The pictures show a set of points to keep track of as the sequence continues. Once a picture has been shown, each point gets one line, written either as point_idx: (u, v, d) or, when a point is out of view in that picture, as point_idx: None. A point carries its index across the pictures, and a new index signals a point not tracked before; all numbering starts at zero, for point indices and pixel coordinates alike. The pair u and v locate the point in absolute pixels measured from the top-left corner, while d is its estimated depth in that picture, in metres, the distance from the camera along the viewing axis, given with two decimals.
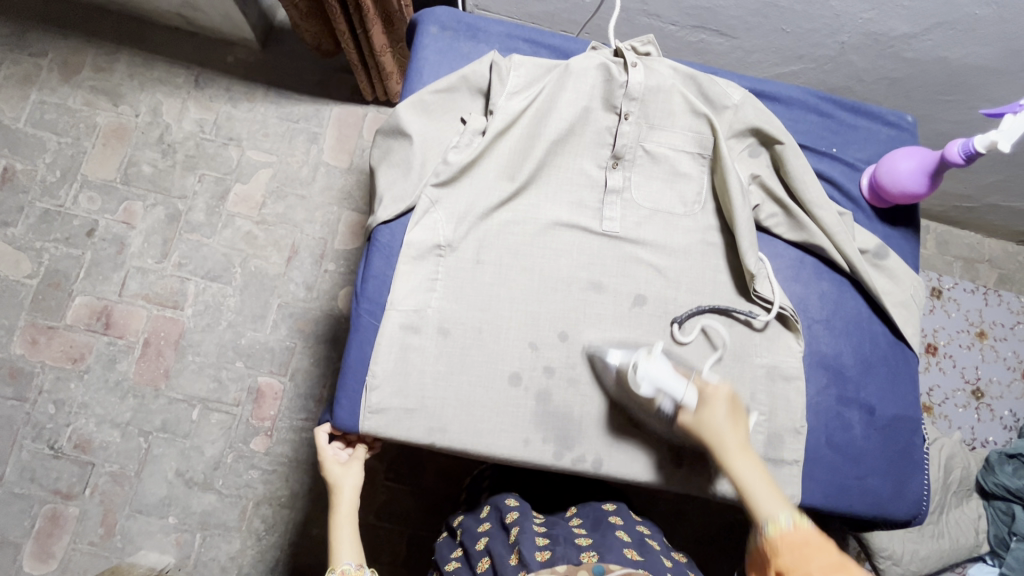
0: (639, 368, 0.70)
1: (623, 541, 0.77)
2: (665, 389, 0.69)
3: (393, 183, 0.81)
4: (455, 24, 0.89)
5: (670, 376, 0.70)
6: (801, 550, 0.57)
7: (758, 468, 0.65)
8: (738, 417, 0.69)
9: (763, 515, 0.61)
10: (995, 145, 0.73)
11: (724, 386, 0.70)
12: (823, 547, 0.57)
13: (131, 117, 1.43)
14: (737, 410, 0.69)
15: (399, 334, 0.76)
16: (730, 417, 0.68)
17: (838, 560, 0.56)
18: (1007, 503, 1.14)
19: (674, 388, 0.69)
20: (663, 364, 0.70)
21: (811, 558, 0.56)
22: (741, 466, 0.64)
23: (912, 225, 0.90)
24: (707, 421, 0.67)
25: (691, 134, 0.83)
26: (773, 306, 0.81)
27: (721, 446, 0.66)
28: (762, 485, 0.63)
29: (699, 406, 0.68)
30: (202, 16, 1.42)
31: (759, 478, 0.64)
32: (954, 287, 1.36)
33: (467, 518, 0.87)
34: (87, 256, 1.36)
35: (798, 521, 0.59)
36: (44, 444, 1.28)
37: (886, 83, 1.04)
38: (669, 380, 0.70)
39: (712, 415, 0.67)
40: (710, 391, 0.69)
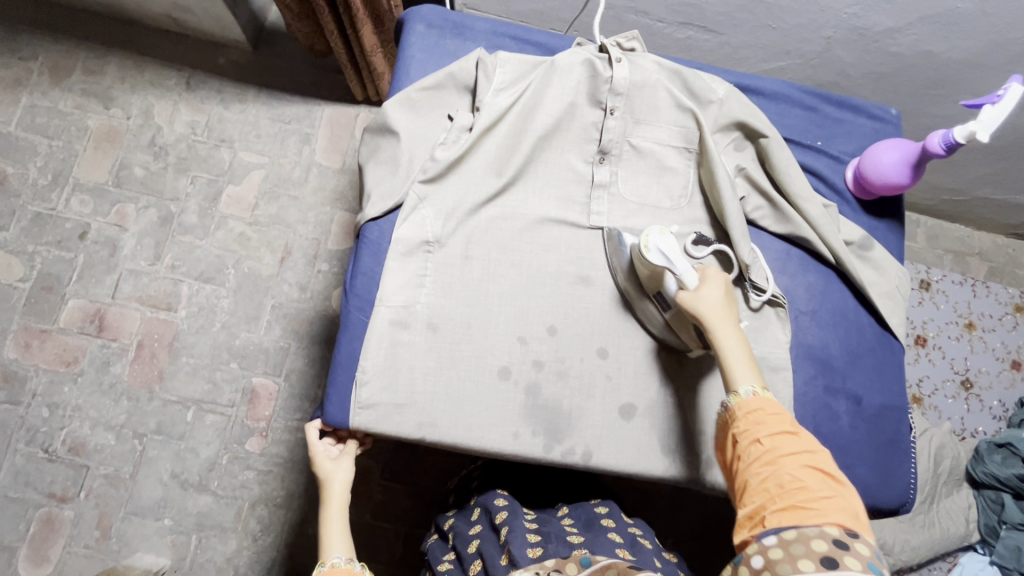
0: (651, 240, 0.70)
1: (614, 541, 0.77)
2: (671, 263, 0.70)
3: (382, 180, 0.81)
4: (442, 22, 0.89)
5: (678, 254, 0.70)
6: (758, 417, 0.61)
7: (742, 344, 0.67)
8: (730, 302, 0.71)
9: (735, 383, 0.65)
10: (975, 135, 0.74)
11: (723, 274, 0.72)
12: (778, 416, 0.61)
13: (122, 120, 1.44)
14: (731, 295, 0.71)
15: (388, 330, 0.76)
16: (724, 298, 0.70)
17: (791, 428, 0.60)
18: (997, 493, 1.15)
19: (680, 265, 0.70)
20: (673, 242, 0.71)
21: (765, 425, 0.60)
22: (727, 339, 0.67)
23: (897, 217, 0.91)
24: (703, 298, 0.69)
25: (676, 128, 0.84)
26: (767, 292, 0.81)
27: (712, 322, 0.68)
28: (741, 358, 0.66)
29: (699, 285, 0.70)
30: (193, 18, 1.42)
31: (740, 353, 0.66)
32: (942, 279, 1.37)
33: (457, 521, 0.86)
34: (80, 260, 1.36)
35: (766, 393, 0.63)
36: (39, 447, 1.28)
37: (872, 77, 1.05)
38: (677, 256, 0.70)
39: (708, 294, 0.69)
40: (710, 274, 0.71)
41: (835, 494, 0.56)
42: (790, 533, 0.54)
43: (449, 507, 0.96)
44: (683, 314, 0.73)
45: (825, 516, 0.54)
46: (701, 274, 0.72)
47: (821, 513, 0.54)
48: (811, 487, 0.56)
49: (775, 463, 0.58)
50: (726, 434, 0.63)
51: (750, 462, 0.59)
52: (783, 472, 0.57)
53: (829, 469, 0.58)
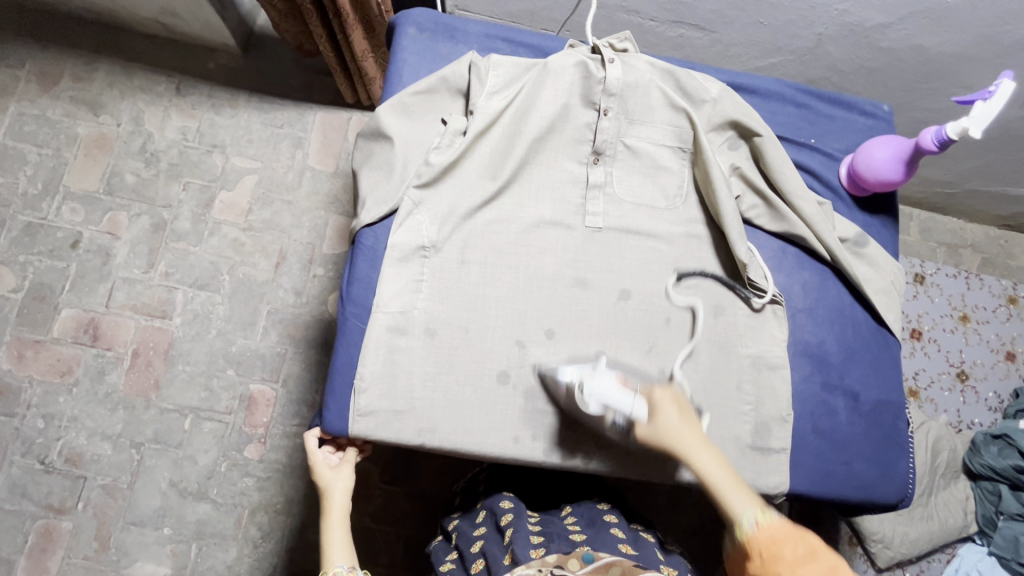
0: (585, 387, 0.69)
1: (618, 537, 0.79)
2: (614, 407, 0.68)
3: (376, 186, 0.81)
4: (434, 26, 0.89)
5: (616, 394, 0.68)
6: (771, 551, 0.59)
7: (718, 460, 0.65)
8: (689, 415, 0.69)
9: (735, 513, 0.62)
10: (966, 131, 0.74)
11: (669, 389, 0.70)
12: (790, 540, 0.58)
13: (112, 127, 1.42)
14: (685, 409, 0.69)
15: (386, 336, 0.76)
16: (682, 419, 0.67)
17: (809, 549, 0.58)
18: (993, 484, 1.16)
19: (622, 405, 0.68)
20: (608, 381, 0.69)
21: (781, 555, 0.58)
22: (704, 466, 0.64)
23: (891, 212, 0.92)
24: (663, 429, 0.66)
25: (671, 128, 0.83)
26: (767, 292, 0.82)
27: (681, 452, 0.65)
28: (727, 480, 0.64)
29: (652, 416, 0.67)
30: (181, 23, 1.41)
31: (723, 473, 0.64)
32: (936, 272, 1.38)
33: (462, 522, 0.87)
34: (72, 269, 1.35)
35: (768, 513, 0.61)
36: (34, 459, 1.27)
37: (863, 72, 1.05)
38: (616, 396, 0.68)
39: (666, 423, 0.67)
40: (658, 398, 0.68)
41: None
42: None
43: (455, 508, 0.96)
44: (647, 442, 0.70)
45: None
46: (648, 400, 0.69)
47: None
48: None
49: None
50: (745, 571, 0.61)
51: None
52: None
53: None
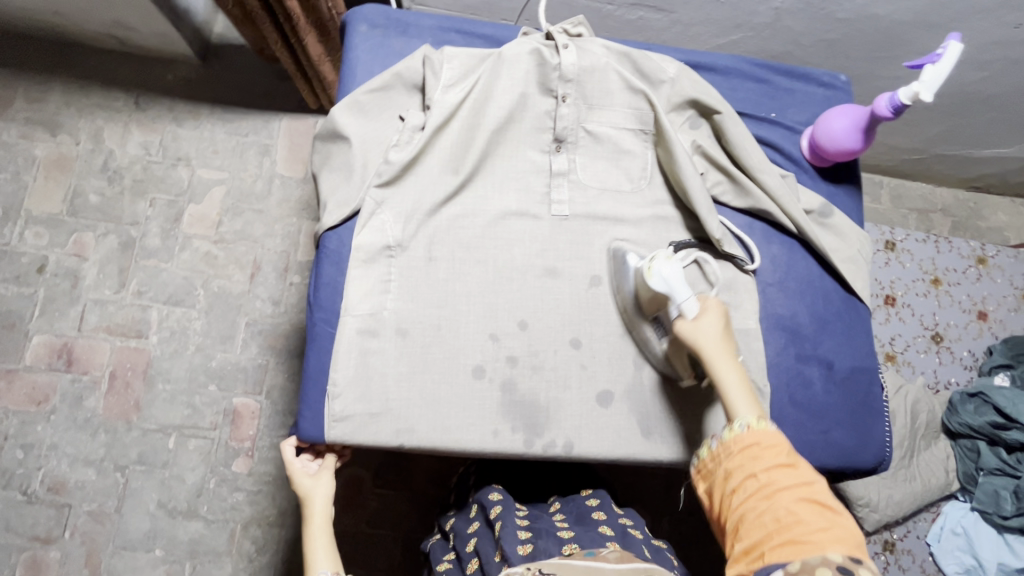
0: (654, 266, 0.71)
1: (605, 535, 0.77)
2: (672, 291, 0.70)
3: (337, 187, 0.80)
4: (385, 22, 0.87)
5: (679, 281, 0.70)
6: (752, 452, 0.61)
7: (740, 376, 0.67)
8: (729, 332, 0.71)
9: (732, 414, 0.65)
10: (918, 96, 0.75)
11: (722, 304, 0.72)
12: (772, 448, 0.61)
13: (72, 146, 1.39)
14: (731, 326, 0.71)
15: (357, 339, 0.75)
16: (723, 329, 0.70)
17: (788, 459, 0.60)
18: (972, 441, 1.19)
19: (681, 292, 0.70)
20: (677, 271, 0.71)
21: (760, 459, 0.60)
22: (723, 372, 0.67)
23: (854, 181, 0.92)
24: (703, 327, 0.69)
25: (631, 111, 0.83)
26: (755, 262, 0.84)
27: (710, 351, 0.68)
28: (739, 389, 0.66)
29: (698, 315, 0.70)
30: (135, 35, 1.37)
31: (737, 383, 0.66)
32: (906, 238, 1.36)
33: (457, 520, 0.87)
34: (40, 294, 1.32)
35: (765, 425, 0.63)
36: (16, 490, 1.25)
37: (823, 44, 1.06)
38: (677, 285, 0.70)
39: (707, 325, 0.69)
40: (711, 304, 0.70)
41: (834, 523, 0.56)
42: (793, 568, 0.53)
43: (450, 505, 0.97)
44: (682, 343, 0.73)
45: (824, 548, 0.54)
46: (701, 302, 0.71)
47: (820, 546, 0.54)
48: (809, 521, 0.56)
49: (771, 497, 0.58)
50: (718, 469, 0.63)
51: (746, 498, 0.59)
52: (779, 506, 0.57)
53: (828, 499, 0.58)
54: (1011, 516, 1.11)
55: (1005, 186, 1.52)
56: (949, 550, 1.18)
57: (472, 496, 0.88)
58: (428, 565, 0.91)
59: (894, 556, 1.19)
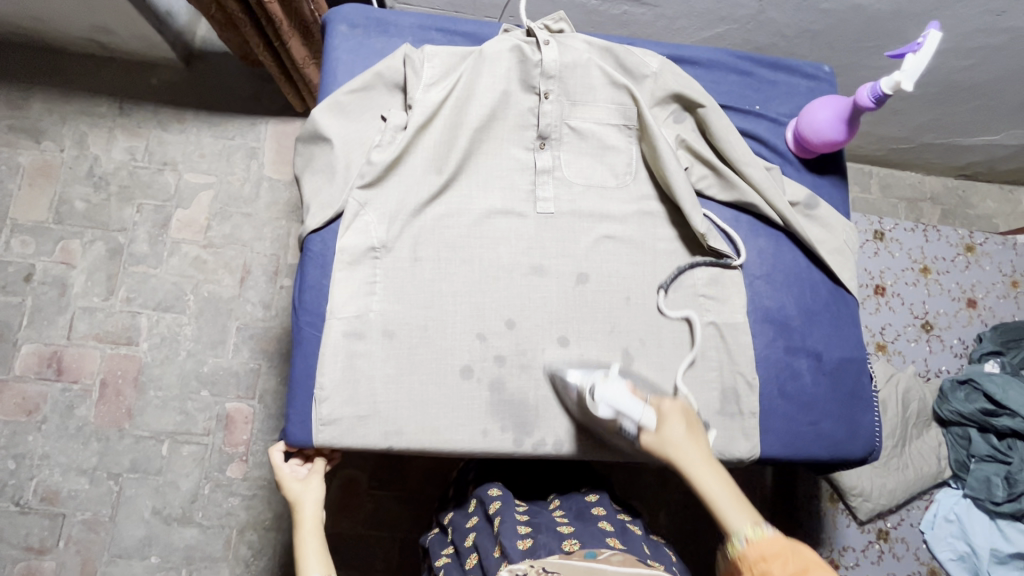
0: (595, 391, 0.69)
1: (605, 530, 0.76)
2: (623, 411, 0.68)
3: (320, 190, 0.79)
4: (365, 21, 0.86)
5: (626, 399, 0.68)
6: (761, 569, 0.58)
7: (721, 479, 0.66)
8: (695, 429, 0.69)
9: (730, 529, 0.62)
10: (899, 85, 0.75)
11: (677, 400, 0.71)
12: (779, 558, 0.57)
13: (56, 153, 1.37)
14: (694, 423, 0.70)
15: (343, 342, 0.74)
16: (687, 432, 0.68)
17: (800, 567, 0.56)
18: (963, 428, 1.20)
19: (632, 410, 0.68)
20: (619, 387, 0.69)
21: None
22: (706, 484, 0.65)
23: (839, 172, 0.92)
24: (668, 439, 0.67)
25: (614, 106, 0.83)
26: (739, 258, 0.84)
27: (684, 463, 0.66)
28: (727, 498, 0.64)
29: (658, 425, 0.68)
30: (117, 39, 1.36)
31: (723, 490, 0.65)
32: (895, 228, 1.36)
33: (456, 514, 0.86)
34: (28, 303, 1.31)
35: (762, 532, 0.60)
36: (9, 501, 1.24)
37: (808, 36, 1.06)
38: (625, 402, 0.68)
39: (672, 434, 0.67)
40: (666, 410, 0.69)
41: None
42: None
43: (448, 501, 0.96)
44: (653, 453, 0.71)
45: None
46: (657, 409, 0.70)
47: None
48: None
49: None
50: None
51: None
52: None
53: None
54: (1003, 502, 1.11)
55: (993, 174, 1.53)
56: (942, 537, 1.18)
57: (472, 490, 0.87)
58: (427, 561, 0.91)
59: (889, 545, 1.20)
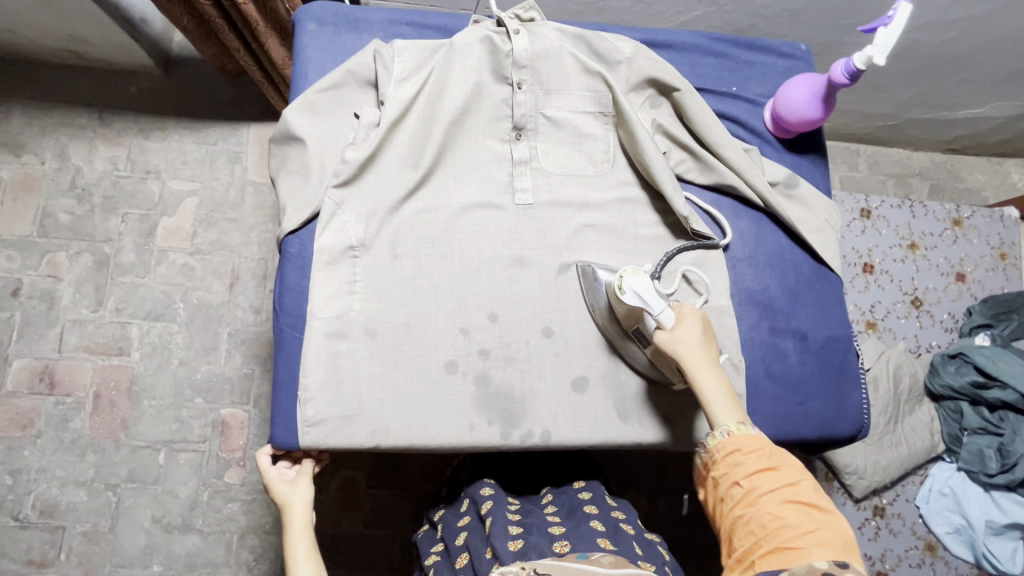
0: (624, 282, 0.71)
1: (596, 530, 0.75)
2: (647, 304, 0.70)
3: (296, 191, 0.79)
4: (334, 18, 0.85)
5: (652, 294, 0.70)
6: (735, 459, 0.64)
7: (721, 382, 0.69)
8: (708, 337, 0.72)
9: (715, 422, 0.67)
10: (872, 60, 0.74)
11: (699, 310, 0.74)
12: (753, 453, 0.63)
13: (37, 166, 1.36)
14: (708, 331, 0.72)
15: (326, 342, 0.74)
16: (701, 335, 0.71)
17: (771, 464, 0.63)
18: (955, 402, 1.20)
19: (656, 305, 0.70)
20: (648, 284, 0.71)
21: (742, 466, 0.63)
22: (703, 382, 0.68)
23: (819, 151, 0.92)
24: (681, 337, 0.70)
25: (588, 93, 0.82)
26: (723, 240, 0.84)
27: (691, 361, 0.69)
28: (719, 398, 0.68)
29: (675, 325, 0.71)
30: (92, 48, 1.34)
31: (718, 392, 0.68)
32: (881, 205, 1.35)
33: (447, 513, 0.87)
34: (17, 318, 1.30)
35: (744, 430, 0.65)
36: (8, 516, 1.24)
37: (786, 15, 1.05)
38: (652, 296, 0.70)
39: (686, 334, 0.70)
40: (686, 313, 0.72)
41: (822, 524, 0.58)
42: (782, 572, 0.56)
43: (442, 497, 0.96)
44: (660, 354, 0.74)
45: (810, 552, 0.56)
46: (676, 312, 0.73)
47: (806, 546, 0.57)
48: (793, 525, 0.58)
49: (755, 504, 0.61)
50: (709, 477, 0.66)
51: (734, 505, 0.62)
52: (764, 509, 0.60)
53: (813, 498, 0.60)
54: (997, 473, 1.11)
55: (981, 147, 1.52)
56: (938, 510, 1.19)
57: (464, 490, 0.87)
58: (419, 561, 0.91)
59: (885, 521, 1.20)
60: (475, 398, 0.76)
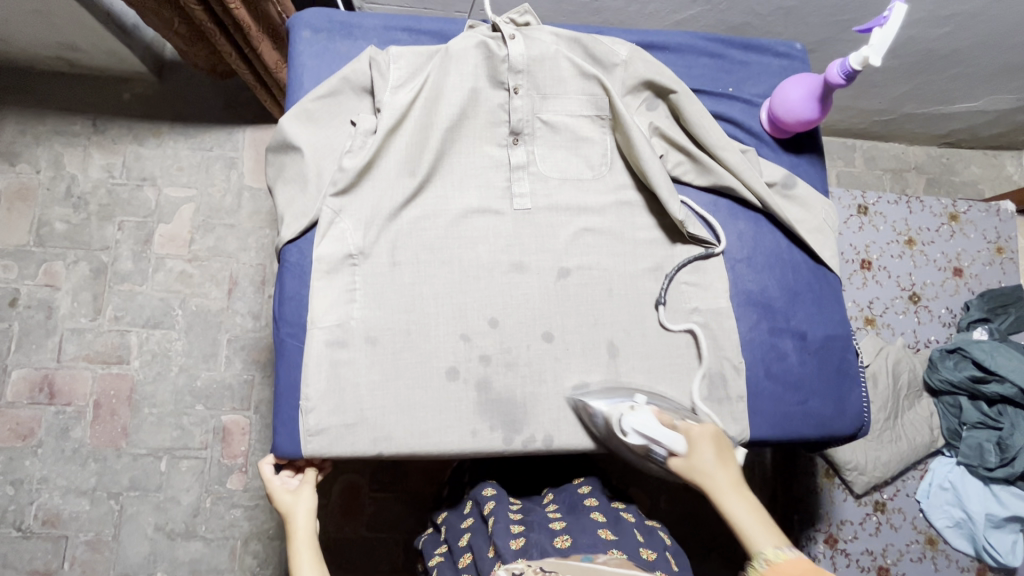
0: (624, 420, 0.70)
1: (597, 521, 0.76)
2: (652, 440, 0.69)
3: (293, 199, 0.79)
4: (328, 25, 0.85)
5: (654, 428, 0.69)
6: None
7: (748, 503, 0.68)
8: (724, 453, 0.71)
9: (753, 549, 0.65)
10: (868, 60, 0.74)
11: (709, 426, 0.72)
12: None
13: (32, 174, 1.36)
14: (723, 447, 0.71)
15: (327, 351, 0.74)
16: (716, 456, 0.70)
17: None
18: (953, 397, 1.20)
19: (662, 439, 0.69)
20: (647, 417, 0.70)
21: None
22: (731, 509, 0.68)
23: (816, 150, 0.92)
24: (697, 464, 0.70)
25: (585, 97, 0.82)
26: (721, 245, 0.84)
27: (712, 488, 0.69)
28: (751, 520, 0.67)
29: (687, 451, 0.70)
30: (85, 56, 1.33)
31: (748, 513, 0.67)
32: (878, 201, 1.35)
33: (451, 514, 0.87)
34: (15, 328, 1.30)
35: (783, 554, 0.62)
36: (10, 527, 1.24)
37: (781, 13, 1.04)
38: (655, 431, 0.69)
39: (701, 461, 0.70)
40: (696, 437, 0.71)
41: None
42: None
43: (443, 500, 0.96)
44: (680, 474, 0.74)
45: None
46: (685, 434, 0.71)
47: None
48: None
49: None
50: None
51: None
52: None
53: None
54: (996, 467, 1.13)
55: (976, 140, 1.53)
56: (938, 505, 1.19)
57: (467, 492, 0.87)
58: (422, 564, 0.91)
59: (886, 516, 1.20)
60: (477, 404, 0.76)
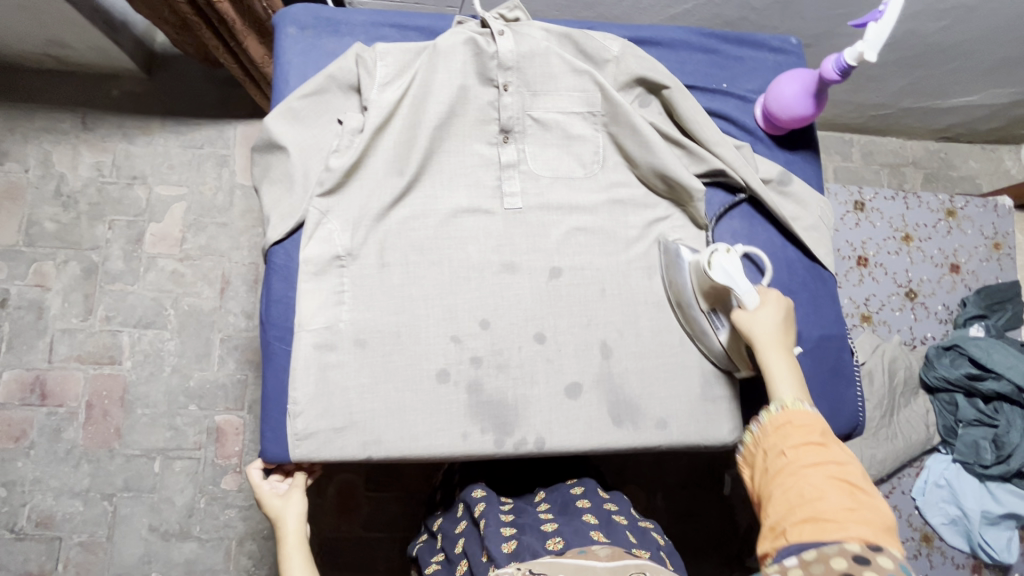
0: (715, 257, 0.73)
1: (589, 523, 0.75)
2: (733, 282, 0.72)
3: (279, 199, 0.78)
4: (314, 21, 0.83)
5: (740, 274, 0.73)
6: (784, 431, 0.65)
7: (794, 367, 0.70)
8: (786, 326, 0.73)
9: (775, 397, 0.68)
10: (863, 56, 0.73)
11: (782, 298, 0.75)
12: (804, 428, 0.64)
13: (21, 173, 1.34)
14: (789, 318, 0.74)
15: (315, 354, 0.73)
16: (780, 320, 0.73)
17: (822, 440, 0.63)
18: (950, 394, 1.20)
19: (742, 284, 0.72)
20: (737, 263, 0.73)
21: (789, 438, 0.64)
22: (772, 362, 0.70)
23: (812, 146, 0.91)
24: (759, 318, 0.72)
25: (577, 94, 0.81)
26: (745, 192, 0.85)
27: (764, 342, 0.71)
28: (786, 378, 0.69)
29: (757, 306, 0.73)
30: (73, 52, 1.31)
31: (787, 374, 0.70)
32: (875, 197, 1.34)
33: (445, 521, 0.85)
34: (6, 328, 1.29)
35: (802, 406, 0.66)
36: (4, 529, 1.23)
37: (777, 6, 1.03)
38: (739, 276, 0.72)
39: (764, 317, 0.72)
40: (770, 298, 0.73)
41: (862, 503, 0.58)
42: (812, 541, 0.56)
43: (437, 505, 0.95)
44: (735, 333, 0.76)
45: (845, 523, 0.56)
46: (760, 294, 0.74)
47: (840, 520, 0.56)
48: (833, 500, 0.58)
49: (798, 472, 0.61)
50: (758, 451, 0.67)
51: (777, 474, 0.63)
52: (804, 479, 0.60)
53: (859, 481, 0.60)
54: (992, 464, 1.13)
55: (974, 134, 1.52)
56: (933, 502, 1.19)
57: (460, 493, 0.86)
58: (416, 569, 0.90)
59: None
60: (467, 406, 0.75)
